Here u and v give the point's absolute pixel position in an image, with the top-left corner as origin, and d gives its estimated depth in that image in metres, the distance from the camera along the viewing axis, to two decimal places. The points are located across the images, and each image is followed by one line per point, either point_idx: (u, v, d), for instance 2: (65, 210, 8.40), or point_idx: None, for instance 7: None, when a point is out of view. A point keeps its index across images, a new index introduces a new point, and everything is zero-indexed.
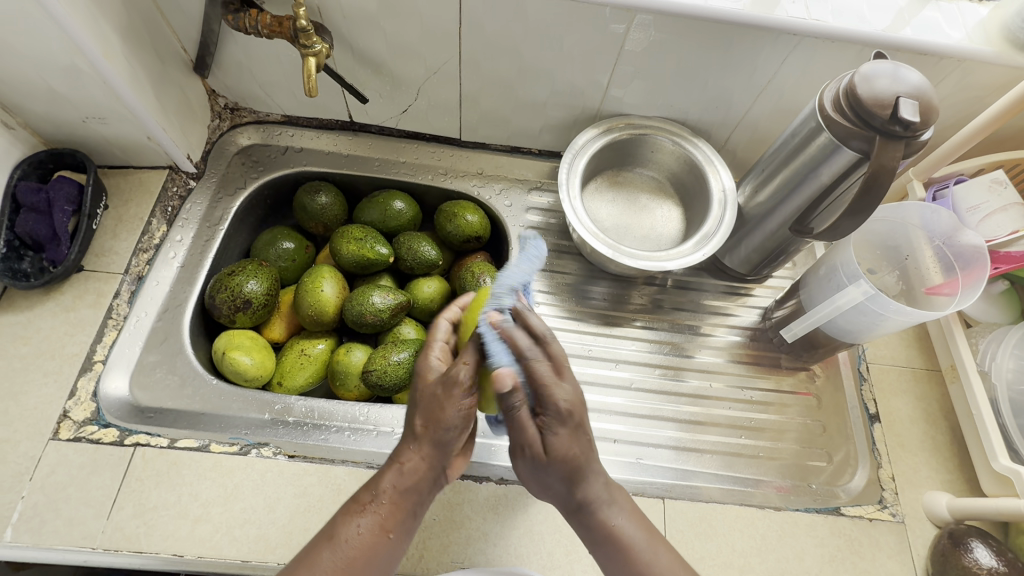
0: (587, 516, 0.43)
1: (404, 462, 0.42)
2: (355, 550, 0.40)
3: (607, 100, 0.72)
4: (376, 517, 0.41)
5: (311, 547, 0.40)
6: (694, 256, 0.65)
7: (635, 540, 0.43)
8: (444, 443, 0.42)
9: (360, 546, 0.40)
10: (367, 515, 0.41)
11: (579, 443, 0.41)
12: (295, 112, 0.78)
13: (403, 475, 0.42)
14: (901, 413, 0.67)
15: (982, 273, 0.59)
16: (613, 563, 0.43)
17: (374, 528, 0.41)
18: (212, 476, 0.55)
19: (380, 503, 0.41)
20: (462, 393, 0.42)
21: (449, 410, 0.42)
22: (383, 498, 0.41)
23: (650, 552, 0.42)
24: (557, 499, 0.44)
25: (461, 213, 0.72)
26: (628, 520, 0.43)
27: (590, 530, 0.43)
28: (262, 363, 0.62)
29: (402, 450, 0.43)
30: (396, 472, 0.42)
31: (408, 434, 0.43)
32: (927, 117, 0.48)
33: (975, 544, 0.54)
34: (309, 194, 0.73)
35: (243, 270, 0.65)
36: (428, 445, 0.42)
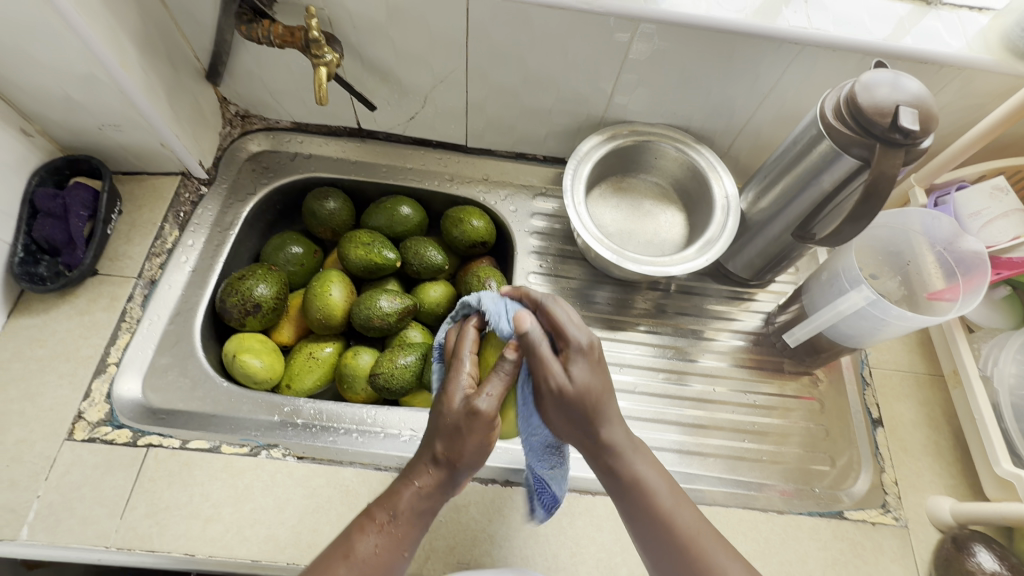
0: (612, 460, 0.47)
1: (420, 485, 0.44)
2: (372, 568, 0.41)
3: (611, 108, 0.73)
4: (392, 536, 0.43)
5: (325, 563, 0.41)
6: (697, 262, 0.66)
7: (659, 490, 0.47)
8: (462, 472, 0.44)
9: (377, 564, 0.42)
10: (382, 535, 0.42)
11: (599, 378, 0.46)
12: (304, 119, 0.79)
13: (418, 498, 0.43)
14: (903, 418, 0.68)
15: (982, 279, 0.59)
16: (637, 511, 0.47)
17: (389, 547, 0.42)
18: (223, 477, 0.56)
19: (395, 524, 0.43)
20: (485, 427, 0.43)
21: (471, 441, 0.43)
22: (399, 520, 0.43)
23: (673, 502, 0.47)
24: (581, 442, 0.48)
25: (467, 218, 0.73)
26: (650, 467, 0.48)
27: (616, 476, 0.47)
28: (271, 365, 0.64)
29: (417, 472, 0.44)
30: (412, 494, 0.43)
31: (425, 456, 0.44)
32: (927, 125, 0.48)
33: (978, 548, 0.55)
34: (317, 200, 0.74)
35: (253, 274, 0.66)
36: (446, 473, 0.44)
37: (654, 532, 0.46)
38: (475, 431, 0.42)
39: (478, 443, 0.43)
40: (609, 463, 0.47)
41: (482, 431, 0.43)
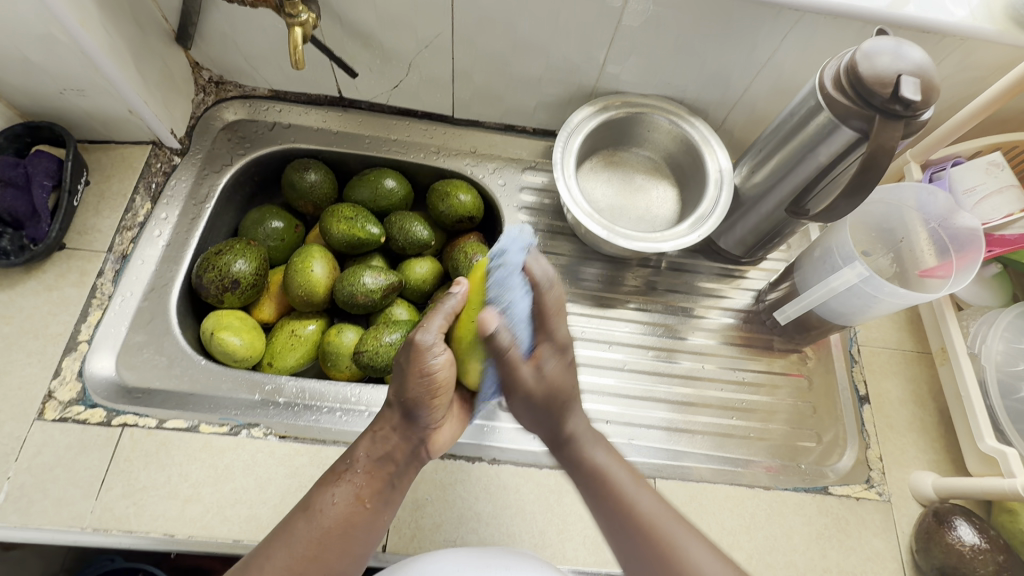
0: (572, 452, 0.48)
1: (377, 431, 0.45)
2: (331, 520, 0.42)
3: (603, 77, 0.70)
4: (351, 487, 0.43)
5: (289, 518, 0.42)
6: (689, 238, 0.65)
7: (620, 476, 0.47)
8: (417, 413, 0.45)
9: (336, 517, 0.42)
10: (341, 485, 0.43)
11: (567, 375, 0.48)
12: (283, 87, 0.75)
13: (375, 445, 0.45)
14: (890, 394, 0.68)
15: (976, 256, 0.59)
16: (601, 506, 0.46)
17: (349, 498, 0.43)
18: (202, 457, 0.54)
19: (352, 472, 0.44)
20: (424, 354, 0.43)
21: (414, 377, 0.44)
22: (357, 468, 0.44)
23: (635, 492, 0.46)
24: (545, 432, 0.49)
25: (454, 192, 0.71)
26: (607, 454, 0.48)
27: (575, 467, 0.48)
28: (251, 343, 0.62)
29: (376, 421, 0.46)
30: (369, 442, 0.45)
31: (385, 409, 0.46)
32: (928, 96, 0.47)
33: (959, 522, 0.55)
34: (297, 172, 0.71)
35: (230, 249, 0.63)
36: (401, 416, 0.45)
37: (616, 519, 0.45)
38: (413, 364, 0.43)
39: (428, 380, 0.44)
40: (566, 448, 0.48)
41: (425, 363, 0.43)
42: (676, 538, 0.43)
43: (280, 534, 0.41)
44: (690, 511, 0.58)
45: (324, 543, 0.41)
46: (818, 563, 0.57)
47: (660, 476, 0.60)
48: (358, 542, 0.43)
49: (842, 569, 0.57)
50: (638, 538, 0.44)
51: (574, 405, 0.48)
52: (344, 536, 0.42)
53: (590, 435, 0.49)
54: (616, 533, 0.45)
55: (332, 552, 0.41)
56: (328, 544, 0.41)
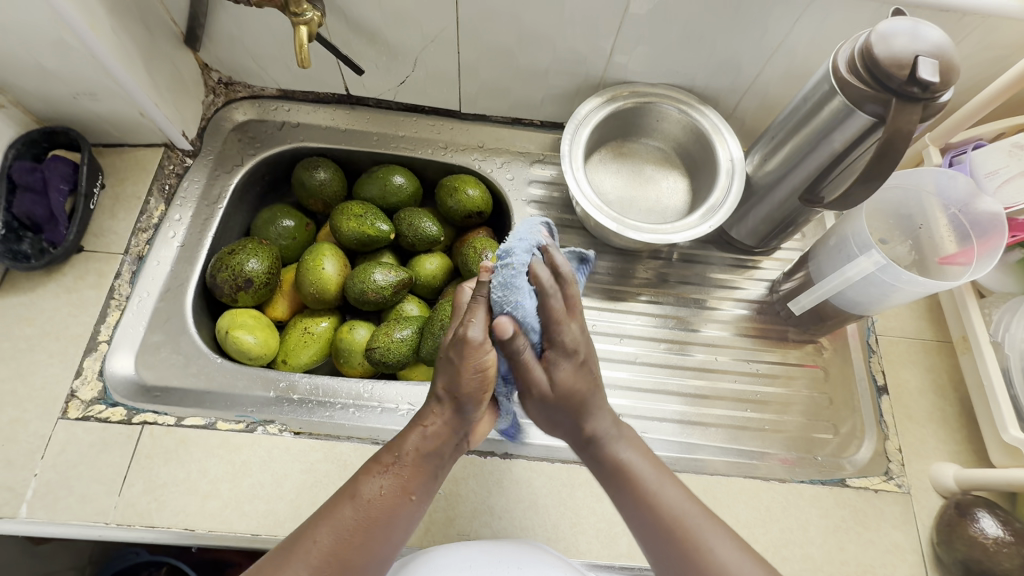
0: (596, 450, 0.48)
1: (426, 425, 0.44)
2: (376, 510, 0.41)
3: (610, 67, 0.69)
4: (398, 478, 0.43)
5: (332, 502, 0.42)
6: (700, 229, 0.64)
7: (643, 471, 0.47)
8: (466, 409, 0.44)
9: (381, 506, 0.41)
10: (387, 476, 0.42)
11: (581, 378, 0.47)
12: (291, 86, 0.76)
13: (425, 439, 0.44)
14: (909, 385, 0.67)
15: (999, 242, 0.57)
16: (624, 499, 0.46)
17: (395, 489, 0.42)
18: (220, 454, 0.55)
19: (400, 465, 0.43)
20: (472, 351, 0.42)
21: (466, 373, 0.43)
22: (405, 460, 0.43)
23: (657, 481, 0.46)
24: (566, 434, 0.49)
25: (463, 187, 0.71)
26: (633, 452, 0.48)
27: (599, 463, 0.48)
28: (265, 341, 0.63)
29: (425, 414, 0.44)
30: (418, 435, 0.44)
31: (433, 399, 0.45)
32: (948, 77, 0.45)
33: (981, 514, 0.54)
34: (307, 170, 0.72)
35: (243, 249, 0.64)
36: (453, 410, 0.44)
37: (641, 515, 0.45)
38: (467, 359, 0.42)
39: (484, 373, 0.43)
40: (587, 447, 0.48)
41: (477, 360, 0.42)
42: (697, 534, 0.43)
43: (323, 521, 0.40)
44: None
45: (371, 532, 0.41)
46: (836, 556, 0.56)
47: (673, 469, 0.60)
48: (400, 531, 0.42)
49: (861, 563, 0.56)
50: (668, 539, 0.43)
51: (590, 407, 0.47)
52: (388, 525, 0.41)
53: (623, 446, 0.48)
54: (635, 522, 0.45)
55: (377, 541, 0.41)
56: (374, 533, 0.41)
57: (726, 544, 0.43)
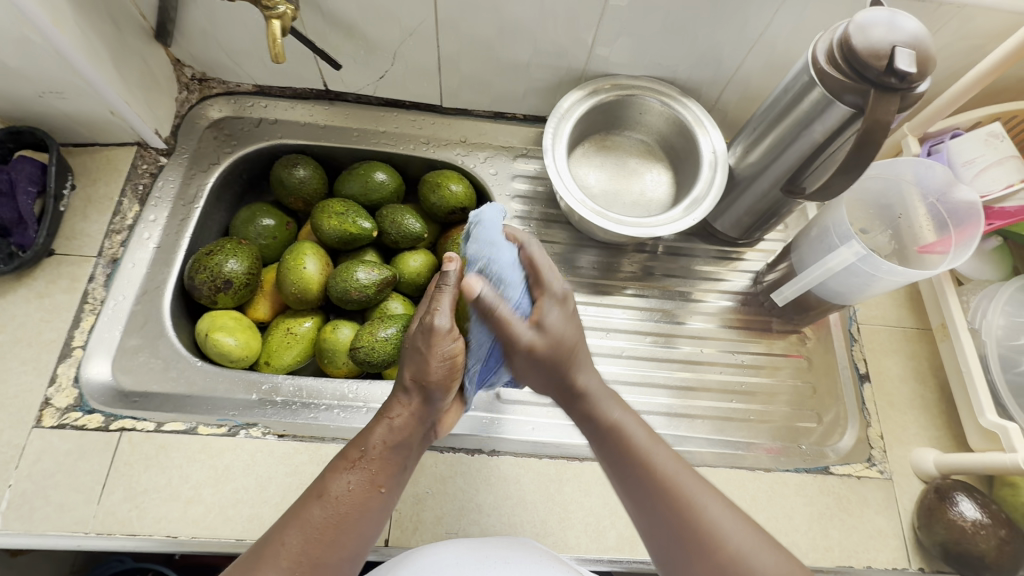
0: (584, 407, 0.47)
1: (392, 418, 0.43)
2: (346, 506, 0.40)
3: (592, 60, 0.69)
4: (366, 473, 0.42)
5: (300, 502, 0.41)
6: (683, 222, 0.64)
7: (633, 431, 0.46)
8: (434, 397, 0.44)
9: (350, 503, 0.40)
10: (355, 471, 0.41)
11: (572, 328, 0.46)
12: (267, 82, 0.74)
13: (392, 432, 0.43)
14: (890, 372, 0.68)
15: (976, 230, 0.58)
16: (612, 457, 0.46)
17: (363, 484, 0.41)
18: (202, 459, 0.54)
19: (367, 460, 0.42)
20: (439, 340, 0.41)
21: (434, 361, 0.42)
22: (372, 454, 0.42)
23: (649, 443, 0.45)
24: (556, 391, 0.48)
25: (445, 183, 0.70)
26: (625, 413, 0.47)
27: (590, 423, 0.47)
28: (246, 343, 0.61)
29: (390, 407, 0.43)
30: (384, 428, 0.43)
31: (397, 391, 0.44)
32: (924, 67, 0.46)
33: (960, 497, 0.55)
34: (285, 168, 0.70)
35: (221, 249, 0.63)
36: (419, 400, 0.43)
37: (632, 472, 0.44)
38: (433, 348, 0.41)
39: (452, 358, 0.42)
40: (578, 402, 0.47)
41: (445, 347, 0.41)
42: (685, 489, 0.43)
43: (292, 521, 0.40)
44: None
45: (342, 529, 0.40)
46: (820, 543, 0.57)
47: None
48: (371, 526, 0.42)
49: (845, 548, 0.57)
50: (656, 495, 0.43)
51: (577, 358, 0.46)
52: (360, 521, 0.41)
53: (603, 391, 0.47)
54: (625, 481, 0.45)
55: (349, 538, 0.40)
56: (345, 529, 0.40)
57: (711, 500, 0.42)
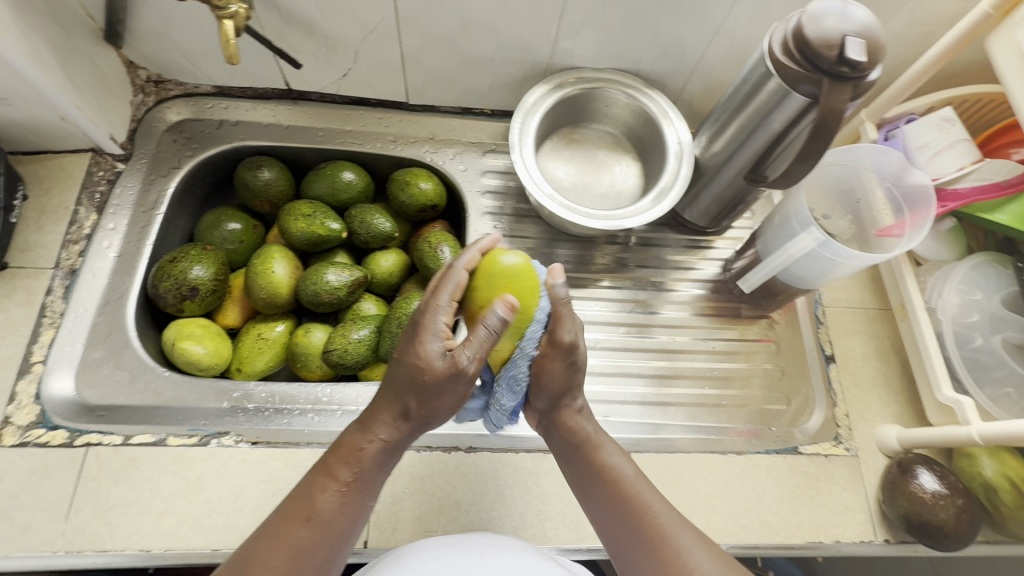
0: (584, 453, 0.49)
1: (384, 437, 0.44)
2: (335, 523, 0.41)
3: (557, 53, 0.69)
4: (356, 490, 0.43)
5: (285, 521, 0.41)
6: (651, 213, 0.64)
7: (626, 475, 0.47)
8: (424, 419, 0.44)
9: (340, 519, 0.42)
10: (346, 490, 0.42)
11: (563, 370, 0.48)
12: (227, 82, 0.72)
13: (384, 450, 0.44)
14: (854, 352, 0.70)
15: (929, 213, 0.60)
16: (600, 500, 0.47)
17: (354, 500, 0.43)
18: (173, 470, 0.53)
19: (358, 479, 0.43)
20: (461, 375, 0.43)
21: (445, 390, 0.43)
22: (364, 473, 0.43)
23: (639, 486, 0.46)
24: (559, 436, 0.51)
25: (414, 180, 0.70)
26: (621, 458, 0.49)
27: (583, 470, 0.49)
28: (216, 350, 0.61)
29: (383, 427, 0.44)
30: (377, 448, 0.44)
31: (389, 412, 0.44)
32: (875, 55, 0.47)
33: (920, 470, 0.58)
34: (250, 170, 0.69)
35: (186, 256, 0.62)
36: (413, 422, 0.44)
37: (616, 514, 0.46)
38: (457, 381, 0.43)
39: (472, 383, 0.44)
40: (575, 444, 0.49)
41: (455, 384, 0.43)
42: (671, 532, 0.43)
43: (278, 542, 0.40)
44: (666, 482, 0.59)
45: (331, 543, 0.41)
46: (790, 521, 0.59)
47: (636, 450, 0.62)
48: (357, 533, 0.44)
49: (815, 524, 0.59)
50: (637, 536, 0.44)
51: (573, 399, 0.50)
52: (347, 531, 0.42)
53: (601, 436, 0.50)
54: (608, 524, 0.46)
55: (338, 548, 0.42)
56: (334, 545, 0.41)
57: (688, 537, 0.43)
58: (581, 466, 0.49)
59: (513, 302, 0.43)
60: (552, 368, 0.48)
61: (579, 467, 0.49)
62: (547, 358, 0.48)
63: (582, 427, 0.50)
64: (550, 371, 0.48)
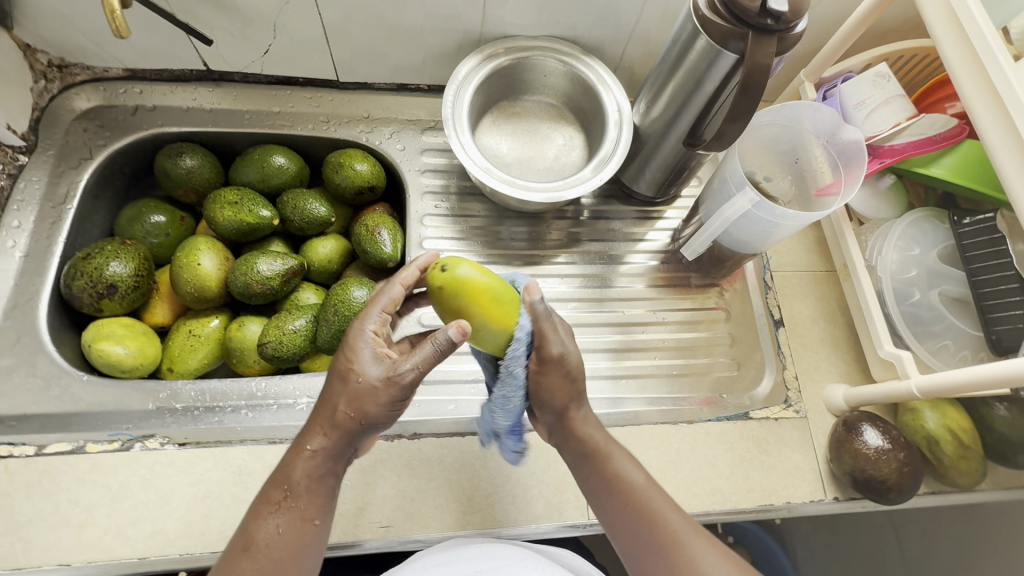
0: (595, 465, 0.47)
1: (312, 449, 0.41)
2: (278, 550, 0.38)
3: (488, 20, 0.66)
4: (293, 511, 0.40)
5: (227, 560, 0.38)
6: (593, 183, 0.62)
7: (638, 483, 0.45)
8: (359, 426, 0.41)
9: (282, 545, 0.38)
10: (281, 513, 0.39)
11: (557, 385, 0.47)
12: (139, 64, 0.68)
13: (316, 463, 0.41)
14: (803, 315, 0.70)
15: (862, 170, 0.59)
16: (611, 509, 0.46)
17: (293, 523, 0.39)
18: (92, 479, 0.50)
19: (293, 498, 0.40)
20: (391, 383, 0.41)
21: (376, 399, 0.41)
22: (298, 492, 0.40)
23: (651, 494, 0.45)
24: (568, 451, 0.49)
25: (348, 162, 0.66)
26: (632, 465, 0.47)
27: (592, 480, 0.47)
28: (140, 350, 0.57)
29: (311, 439, 0.41)
30: (307, 462, 0.41)
31: (318, 422, 0.42)
32: (798, 7, 0.46)
33: (865, 428, 0.58)
34: (170, 158, 0.65)
35: (100, 252, 0.58)
36: (349, 432, 0.41)
37: (629, 524, 0.44)
38: (383, 394, 0.41)
39: (408, 386, 0.41)
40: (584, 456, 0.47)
41: (388, 393, 0.41)
42: (687, 541, 0.42)
43: None
44: None
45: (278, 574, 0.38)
46: (742, 486, 0.59)
47: None
48: (310, 560, 0.40)
49: (766, 488, 0.59)
50: (654, 544, 0.43)
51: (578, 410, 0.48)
52: (296, 557, 0.39)
53: (609, 446, 0.47)
54: (621, 535, 0.45)
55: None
56: (283, 573, 0.38)
57: (703, 544, 0.42)
58: (590, 477, 0.47)
59: (461, 328, 0.40)
60: (556, 381, 0.46)
61: (590, 479, 0.47)
62: (542, 377, 0.46)
63: (591, 437, 0.47)
64: (551, 385, 0.46)
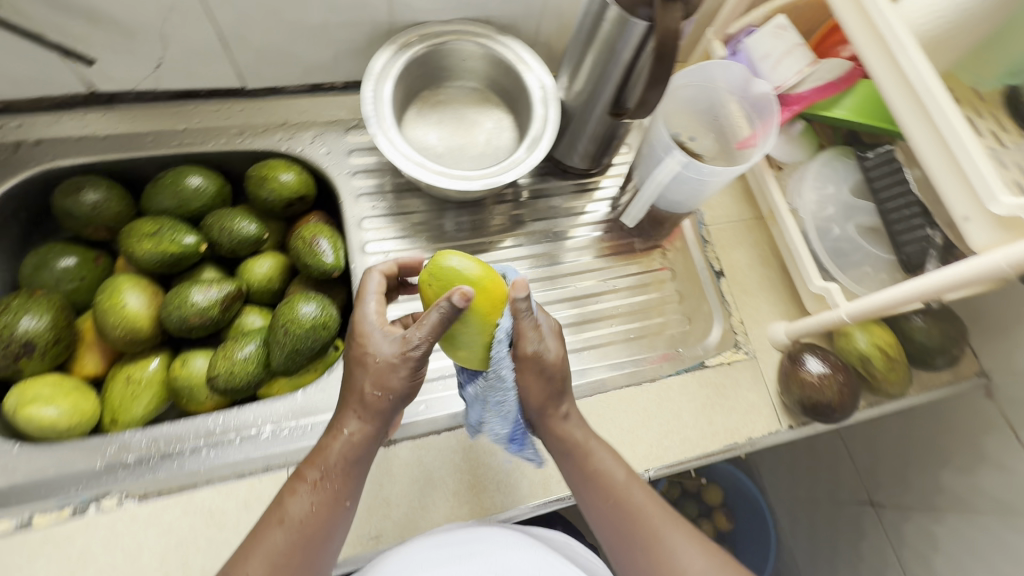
0: (576, 456, 0.48)
1: (345, 434, 0.43)
2: (309, 525, 0.41)
3: (396, 9, 0.63)
4: (326, 489, 0.42)
5: (256, 533, 0.41)
6: (528, 163, 0.62)
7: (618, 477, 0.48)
8: (389, 411, 0.43)
9: (312, 520, 0.41)
10: (313, 491, 0.42)
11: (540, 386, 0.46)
12: (12, 95, 0.61)
13: (349, 446, 0.43)
14: (741, 262, 0.74)
15: (774, 118, 0.62)
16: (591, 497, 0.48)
17: (326, 500, 0.42)
18: (49, 551, 0.47)
19: (328, 478, 0.42)
20: (406, 359, 0.41)
21: (394, 376, 0.42)
22: (333, 471, 0.42)
23: (629, 485, 0.48)
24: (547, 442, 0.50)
25: (273, 174, 0.63)
26: (610, 457, 0.48)
27: (572, 470, 0.48)
28: (75, 407, 0.52)
29: (343, 423, 0.43)
30: (341, 445, 0.43)
31: (347, 406, 0.43)
32: None
33: (808, 357, 0.62)
34: (69, 195, 0.59)
35: (8, 309, 0.52)
36: (378, 417, 0.43)
37: (610, 512, 0.47)
38: (398, 366, 0.42)
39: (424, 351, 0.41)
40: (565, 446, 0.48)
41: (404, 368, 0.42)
42: (662, 532, 0.45)
43: (254, 550, 0.40)
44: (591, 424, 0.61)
45: (305, 549, 0.41)
46: (707, 431, 0.62)
47: None
48: (337, 537, 0.43)
49: (729, 429, 0.63)
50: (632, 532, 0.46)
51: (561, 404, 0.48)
52: (324, 536, 0.42)
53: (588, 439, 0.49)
54: (602, 522, 0.47)
55: (314, 557, 0.41)
56: (314, 545, 0.41)
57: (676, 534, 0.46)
58: (570, 468, 0.48)
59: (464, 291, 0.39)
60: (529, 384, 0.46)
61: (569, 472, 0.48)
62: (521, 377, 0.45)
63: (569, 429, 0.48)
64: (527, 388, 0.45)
